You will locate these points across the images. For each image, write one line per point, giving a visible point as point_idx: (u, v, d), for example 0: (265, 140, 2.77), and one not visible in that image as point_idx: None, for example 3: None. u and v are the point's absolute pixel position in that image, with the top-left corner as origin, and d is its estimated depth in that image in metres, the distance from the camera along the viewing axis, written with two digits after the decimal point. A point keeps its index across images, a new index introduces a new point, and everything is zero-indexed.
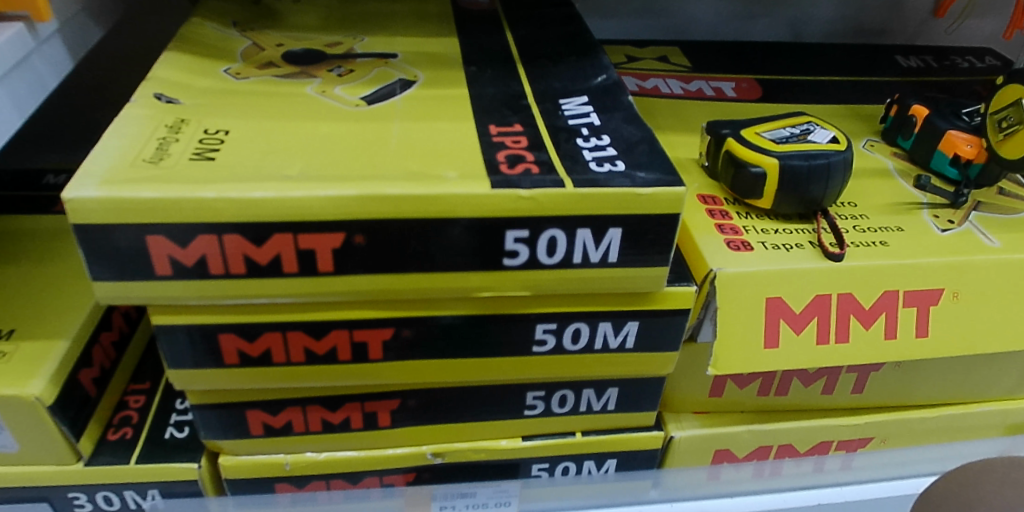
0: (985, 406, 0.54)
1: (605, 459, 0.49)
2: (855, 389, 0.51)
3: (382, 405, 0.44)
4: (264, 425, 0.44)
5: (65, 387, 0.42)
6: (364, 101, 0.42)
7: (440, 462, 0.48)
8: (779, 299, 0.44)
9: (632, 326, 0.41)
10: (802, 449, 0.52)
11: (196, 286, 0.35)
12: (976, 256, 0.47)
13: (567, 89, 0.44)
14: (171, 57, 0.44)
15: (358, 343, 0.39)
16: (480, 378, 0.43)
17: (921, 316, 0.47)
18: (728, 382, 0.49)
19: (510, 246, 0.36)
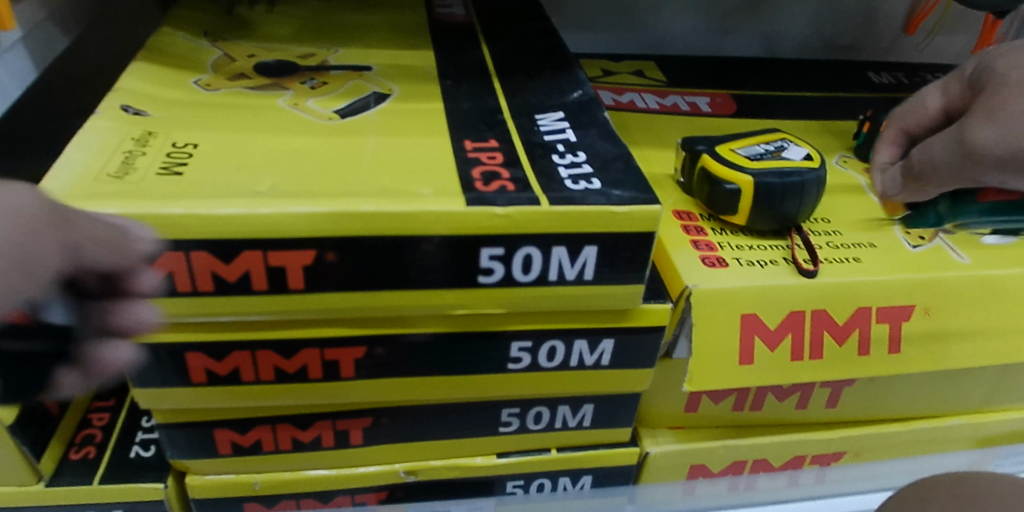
0: (956, 420, 0.54)
1: (581, 476, 0.49)
2: (829, 403, 0.51)
3: (355, 424, 0.43)
4: (233, 444, 0.43)
5: (25, 405, 0.40)
6: (338, 115, 0.42)
7: (414, 480, 0.47)
8: (754, 315, 0.44)
9: (607, 344, 0.41)
10: (777, 463, 0.52)
11: (163, 304, 0.34)
12: (947, 273, 0.47)
13: (542, 104, 0.44)
14: (138, 67, 0.43)
15: (330, 361, 0.39)
16: (454, 395, 0.42)
17: (893, 331, 0.47)
18: (703, 397, 0.49)
19: (485, 263, 0.36)
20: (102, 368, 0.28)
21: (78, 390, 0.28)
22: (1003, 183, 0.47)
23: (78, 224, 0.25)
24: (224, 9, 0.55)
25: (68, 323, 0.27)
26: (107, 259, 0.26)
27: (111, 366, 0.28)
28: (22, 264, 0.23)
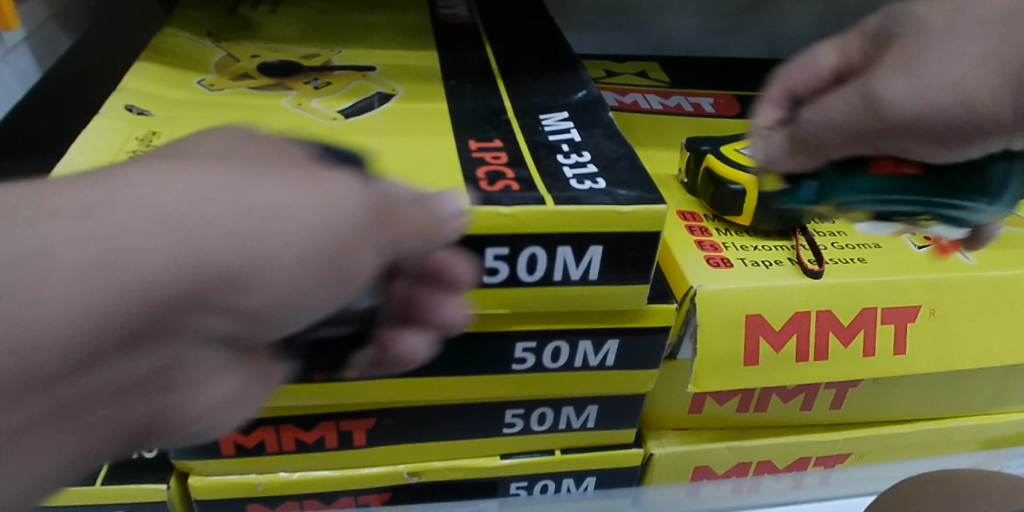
0: (961, 422, 0.54)
1: (585, 477, 0.49)
2: (834, 405, 0.51)
3: (358, 424, 0.43)
4: (236, 445, 0.43)
5: None
6: (342, 115, 0.42)
7: (417, 481, 0.47)
8: (760, 315, 0.44)
9: (612, 344, 0.41)
10: (782, 465, 0.52)
11: None
12: (952, 273, 0.47)
13: (547, 104, 0.44)
14: (142, 67, 0.43)
15: None
16: (458, 396, 0.42)
17: (899, 332, 0.47)
18: (707, 398, 0.49)
19: (490, 263, 0.36)
20: (402, 357, 0.33)
21: (370, 366, 0.35)
22: (914, 153, 0.31)
23: (399, 225, 0.25)
24: (228, 9, 0.55)
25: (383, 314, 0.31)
26: (418, 249, 0.26)
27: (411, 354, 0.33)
28: (349, 271, 0.24)
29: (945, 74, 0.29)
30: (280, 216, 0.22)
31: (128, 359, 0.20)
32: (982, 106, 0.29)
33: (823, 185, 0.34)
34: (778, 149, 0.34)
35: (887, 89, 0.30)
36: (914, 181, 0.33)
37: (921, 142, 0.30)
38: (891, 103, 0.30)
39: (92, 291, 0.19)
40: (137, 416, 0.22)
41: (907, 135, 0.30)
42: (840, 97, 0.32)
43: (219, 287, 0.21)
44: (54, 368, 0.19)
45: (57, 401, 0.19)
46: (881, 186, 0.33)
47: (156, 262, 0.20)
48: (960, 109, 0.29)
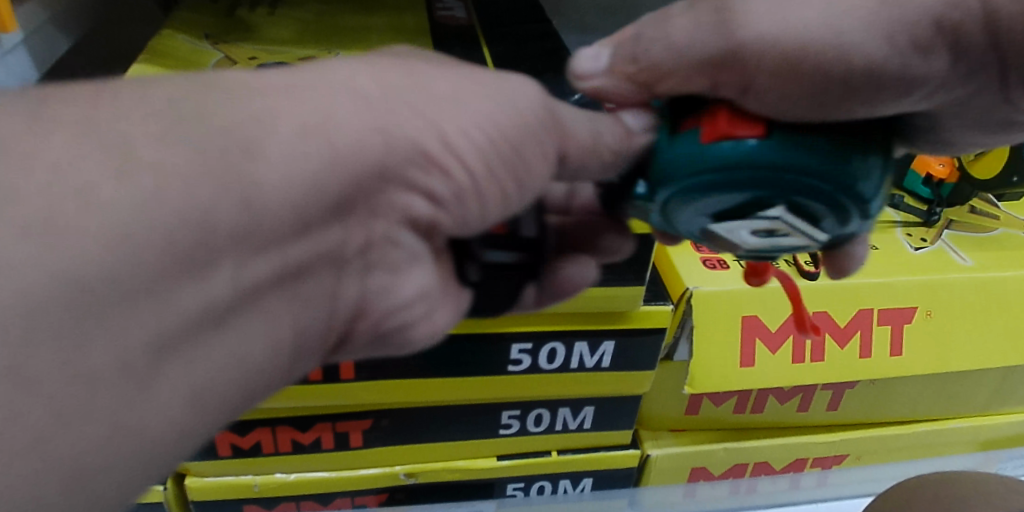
0: (958, 423, 0.54)
1: (581, 478, 0.49)
2: (830, 406, 0.51)
3: (354, 425, 0.43)
4: (233, 446, 0.43)
5: None
6: None
7: (413, 483, 0.47)
8: (755, 316, 0.45)
9: (608, 346, 0.41)
10: (778, 466, 0.52)
11: None
12: (949, 275, 0.47)
13: (543, 105, 0.44)
14: (139, 69, 0.44)
15: (330, 363, 0.39)
16: (454, 397, 0.42)
17: (895, 334, 0.47)
18: (704, 400, 0.49)
19: None
20: (559, 285, 0.35)
21: (533, 305, 0.36)
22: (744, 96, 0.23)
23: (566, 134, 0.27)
24: (226, 11, 0.55)
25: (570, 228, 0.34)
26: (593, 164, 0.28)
27: (572, 280, 0.35)
28: (520, 177, 0.27)
29: (814, 3, 0.22)
30: (493, 126, 0.25)
31: (337, 226, 0.24)
32: (853, 35, 0.21)
33: (655, 161, 0.26)
34: (614, 85, 0.27)
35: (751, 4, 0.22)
36: (752, 148, 0.23)
37: (756, 70, 0.22)
38: (746, 19, 0.22)
39: (302, 155, 0.21)
40: (347, 292, 0.26)
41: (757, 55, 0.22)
42: (689, 13, 0.24)
43: (416, 164, 0.24)
44: (281, 225, 0.21)
45: (281, 260, 0.22)
46: (715, 159, 0.24)
47: (357, 125, 0.22)
48: (823, 37, 0.21)
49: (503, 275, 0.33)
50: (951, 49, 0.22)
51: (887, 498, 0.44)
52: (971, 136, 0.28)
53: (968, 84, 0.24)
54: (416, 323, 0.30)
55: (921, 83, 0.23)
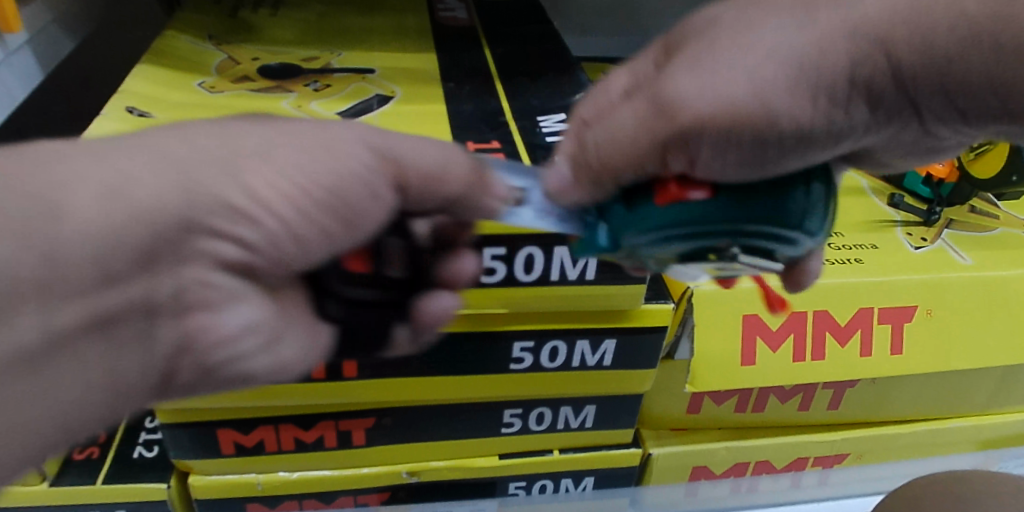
0: (959, 422, 0.54)
1: (583, 477, 0.49)
2: (831, 405, 0.51)
3: (357, 424, 0.43)
4: (236, 444, 0.43)
5: None
6: (341, 116, 0.42)
7: (416, 481, 0.47)
8: (755, 316, 0.45)
9: (609, 344, 0.41)
10: (779, 465, 0.52)
11: None
12: (949, 274, 0.47)
13: (545, 106, 0.45)
14: (143, 69, 0.44)
15: (333, 361, 0.39)
16: (456, 396, 0.43)
17: (895, 332, 0.47)
18: (705, 398, 0.49)
19: (487, 263, 0.36)
20: (425, 320, 0.34)
21: (408, 345, 0.35)
22: (693, 164, 0.25)
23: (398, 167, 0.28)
24: (228, 12, 0.55)
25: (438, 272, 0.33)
26: (454, 193, 0.30)
27: (434, 314, 0.34)
28: (353, 219, 0.27)
29: (740, 78, 0.24)
30: (303, 178, 0.25)
31: (144, 276, 0.23)
32: (781, 105, 0.24)
33: (621, 223, 0.28)
34: (575, 177, 0.29)
35: (680, 87, 0.25)
36: (704, 208, 0.26)
37: (700, 142, 0.24)
38: (684, 99, 0.24)
39: (106, 213, 0.22)
40: (164, 337, 0.25)
41: (703, 130, 0.24)
42: (628, 103, 0.26)
43: (224, 215, 0.24)
44: (86, 279, 0.22)
45: (90, 304, 0.22)
46: (673, 221, 0.26)
47: (155, 185, 0.23)
48: (758, 107, 0.24)
49: (366, 313, 0.33)
50: (867, 100, 0.25)
51: (896, 494, 0.44)
52: (905, 161, 0.31)
53: (888, 126, 0.27)
54: (253, 358, 0.28)
55: (850, 133, 0.26)
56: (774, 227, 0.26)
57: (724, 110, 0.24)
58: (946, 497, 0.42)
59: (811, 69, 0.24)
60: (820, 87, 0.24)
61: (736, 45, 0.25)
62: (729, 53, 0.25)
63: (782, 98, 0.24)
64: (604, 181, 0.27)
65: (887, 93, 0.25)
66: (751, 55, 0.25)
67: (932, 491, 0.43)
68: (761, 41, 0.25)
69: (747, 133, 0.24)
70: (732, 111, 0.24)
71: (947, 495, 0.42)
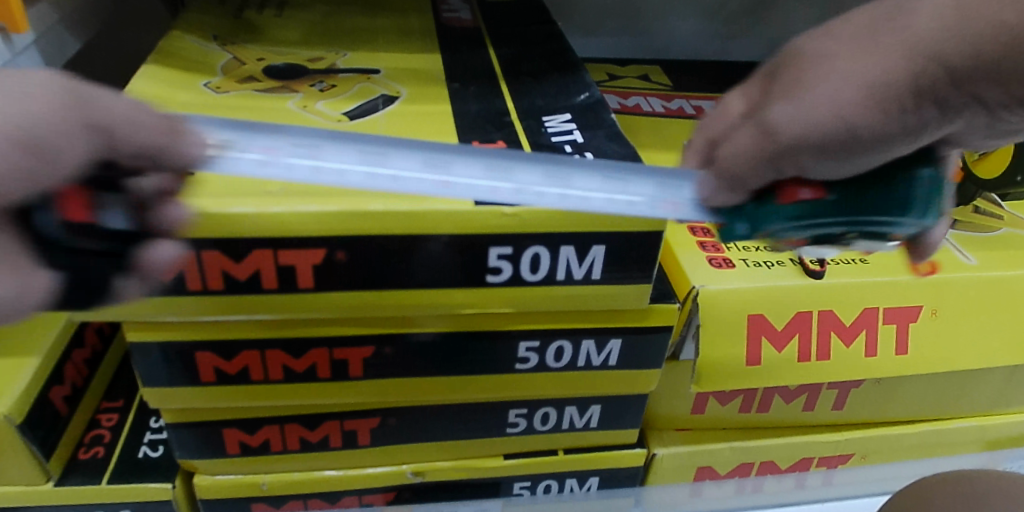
0: (963, 422, 0.54)
1: (588, 477, 0.49)
2: (836, 406, 0.51)
3: (362, 424, 0.43)
4: (241, 444, 0.43)
5: (36, 406, 0.40)
6: (347, 117, 0.42)
7: (421, 481, 0.47)
8: (761, 316, 0.45)
9: (615, 344, 0.41)
10: (784, 466, 0.52)
11: (173, 303, 0.35)
12: (955, 274, 0.47)
13: (550, 105, 0.45)
14: (148, 69, 0.44)
15: (339, 361, 0.39)
16: (461, 396, 0.43)
17: (900, 332, 0.47)
18: (710, 398, 0.49)
19: (493, 263, 0.36)
20: (149, 269, 0.28)
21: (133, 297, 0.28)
22: (804, 172, 0.28)
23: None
24: (233, 13, 0.55)
25: (137, 231, 0.27)
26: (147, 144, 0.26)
27: (155, 266, 0.28)
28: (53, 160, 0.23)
29: (821, 106, 0.27)
30: None
31: None
32: (862, 122, 0.27)
33: (750, 220, 0.30)
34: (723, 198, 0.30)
35: (775, 114, 0.28)
36: (821, 203, 0.29)
37: (803, 158, 0.28)
38: (782, 125, 0.27)
39: None
40: None
41: (798, 151, 0.27)
42: (736, 131, 0.29)
43: None
44: None
45: None
46: (796, 217, 0.29)
47: None
48: (840, 129, 0.27)
49: (83, 262, 0.26)
50: (935, 102, 0.27)
51: (905, 494, 0.44)
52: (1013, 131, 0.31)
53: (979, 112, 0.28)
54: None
55: (932, 127, 0.27)
56: (889, 211, 0.29)
57: (813, 133, 0.27)
58: (956, 496, 0.42)
59: (881, 84, 0.26)
60: (895, 98, 0.26)
61: (820, 66, 0.28)
62: (813, 80, 0.27)
63: (860, 115, 0.27)
64: (729, 196, 0.30)
65: (953, 93, 0.27)
66: (831, 77, 0.27)
67: (941, 490, 0.43)
68: (839, 60, 0.27)
69: (834, 148, 0.27)
70: (821, 133, 0.27)
71: (957, 495, 0.42)
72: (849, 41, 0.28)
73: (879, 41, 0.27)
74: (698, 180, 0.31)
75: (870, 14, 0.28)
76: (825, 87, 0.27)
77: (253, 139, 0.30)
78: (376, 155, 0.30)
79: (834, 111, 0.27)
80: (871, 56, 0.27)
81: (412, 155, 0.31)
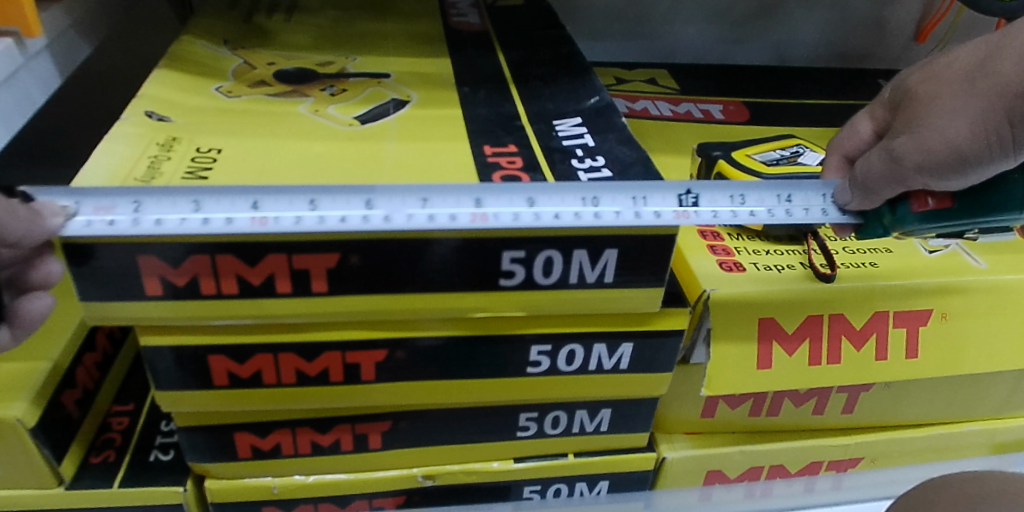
0: (972, 426, 0.54)
1: (597, 481, 0.49)
2: (845, 409, 0.51)
3: (373, 427, 0.43)
4: (253, 448, 0.43)
5: (49, 409, 0.40)
6: (358, 121, 0.42)
7: (431, 485, 0.47)
8: (772, 319, 0.45)
9: (626, 348, 0.41)
10: (793, 469, 0.52)
11: (187, 307, 0.35)
12: (965, 277, 0.47)
13: (560, 109, 0.45)
14: (160, 74, 0.44)
15: (351, 365, 0.39)
16: (473, 400, 0.43)
17: (911, 336, 0.47)
18: (720, 402, 0.49)
19: (506, 266, 0.36)
20: (25, 320, 0.34)
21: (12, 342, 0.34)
22: (931, 187, 0.36)
23: None
24: (243, 17, 0.55)
25: None
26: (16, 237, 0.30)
27: (27, 315, 0.34)
28: None
29: (936, 139, 0.35)
30: None
31: None
32: (969, 148, 0.34)
33: (886, 225, 0.39)
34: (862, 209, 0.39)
35: (898, 146, 0.36)
36: (945, 207, 0.37)
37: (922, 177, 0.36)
38: (903, 156, 0.36)
39: None
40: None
41: (921, 172, 0.35)
42: (876, 157, 0.38)
43: None
44: None
45: None
46: (923, 220, 0.37)
47: None
48: (949, 156, 0.34)
49: None
50: None
51: (909, 494, 0.44)
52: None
53: None
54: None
55: None
56: (1003, 210, 0.36)
57: (931, 159, 0.35)
58: (963, 496, 0.42)
59: (984, 118, 0.33)
60: (999, 126, 0.33)
61: (939, 102, 0.36)
62: (935, 117, 0.35)
63: (970, 143, 0.34)
64: (864, 205, 0.38)
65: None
66: (947, 112, 0.35)
67: (947, 490, 0.43)
68: (952, 98, 0.35)
69: (948, 169, 0.35)
70: (937, 159, 0.35)
71: (963, 495, 0.42)
72: (961, 79, 0.35)
73: (981, 80, 0.34)
74: (838, 189, 0.39)
75: (980, 55, 0.35)
76: (942, 122, 0.35)
77: (218, 200, 0.32)
78: (316, 209, 0.32)
79: (949, 141, 0.34)
80: (979, 94, 0.34)
81: (350, 200, 0.33)
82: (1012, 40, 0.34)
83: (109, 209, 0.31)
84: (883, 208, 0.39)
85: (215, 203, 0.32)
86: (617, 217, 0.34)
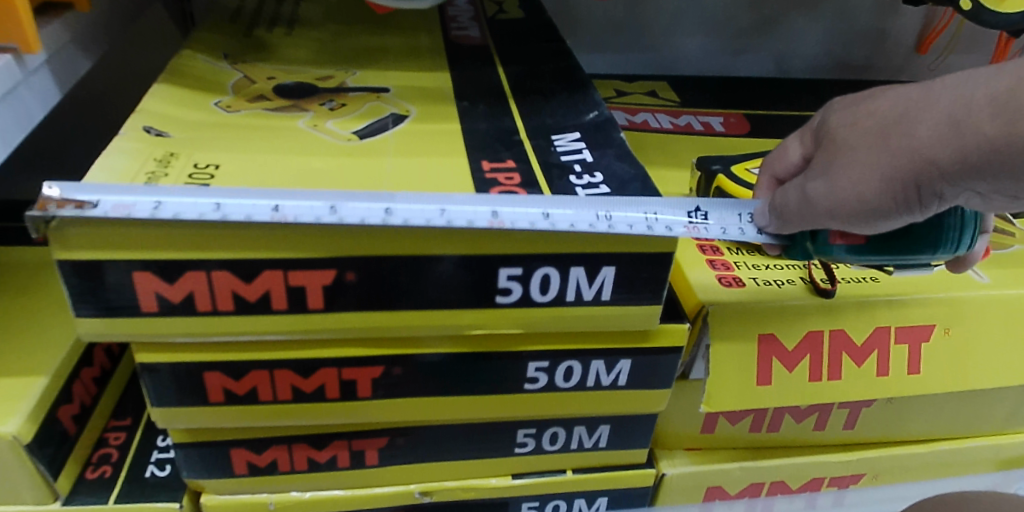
0: (976, 441, 0.54)
1: (596, 498, 0.48)
2: (847, 425, 0.51)
3: (370, 444, 0.43)
4: (249, 464, 0.43)
5: (45, 424, 0.40)
6: (357, 136, 0.42)
7: (428, 501, 0.47)
8: (772, 335, 0.44)
9: (625, 365, 0.41)
10: (795, 486, 0.52)
11: (183, 323, 0.35)
12: (966, 293, 0.47)
13: (559, 124, 0.45)
14: (159, 88, 0.44)
15: (347, 381, 0.39)
16: (470, 416, 0.42)
17: (913, 352, 0.47)
18: (720, 418, 0.48)
19: (503, 283, 0.36)
20: None
21: None
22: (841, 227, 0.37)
23: None
24: (243, 31, 0.55)
25: None
26: None
27: None
28: None
29: (846, 189, 0.35)
30: None
31: None
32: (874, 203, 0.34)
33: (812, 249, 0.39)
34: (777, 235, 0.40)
35: (813, 186, 0.36)
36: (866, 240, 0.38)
37: (835, 220, 0.36)
38: (818, 198, 0.36)
39: None
40: None
41: (833, 215, 0.36)
42: (795, 191, 0.37)
43: None
44: None
45: None
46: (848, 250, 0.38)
47: None
48: (857, 206, 0.35)
49: None
50: (929, 192, 0.34)
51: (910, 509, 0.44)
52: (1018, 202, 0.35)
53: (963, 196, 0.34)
54: None
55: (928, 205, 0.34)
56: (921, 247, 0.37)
57: (841, 206, 0.35)
58: None
59: (890, 177, 0.34)
60: (902, 188, 0.33)
61: (852, 150, 0.35)
62: (846, 167, 0.35)
63: (875, 198, 0.34)
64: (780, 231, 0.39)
65: (952, 185, 0.33)
66: (858, 162, 0.35)
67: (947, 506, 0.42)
68: (866, 149, 0.35)
69: (857, 217, 0.35)
70: (846, 207, 0.35)
71: None
72: (876, 131, 0.34)
73: (896, 138, 0.34)
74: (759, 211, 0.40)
75: (900, 106, 0.34)
76: (853, 173, 0.35)
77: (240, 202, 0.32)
78: (335, 212, 0.32)
79: (856, 195, 0.34)
80: (890, 152, 0.34)
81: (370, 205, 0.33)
82: (931, 100, 0.33)
83: (130, 207, 0.31)
84: (806, 234, 0.39)
85: (235, 203, 0.32)
86: (630, 228, 0.34)
